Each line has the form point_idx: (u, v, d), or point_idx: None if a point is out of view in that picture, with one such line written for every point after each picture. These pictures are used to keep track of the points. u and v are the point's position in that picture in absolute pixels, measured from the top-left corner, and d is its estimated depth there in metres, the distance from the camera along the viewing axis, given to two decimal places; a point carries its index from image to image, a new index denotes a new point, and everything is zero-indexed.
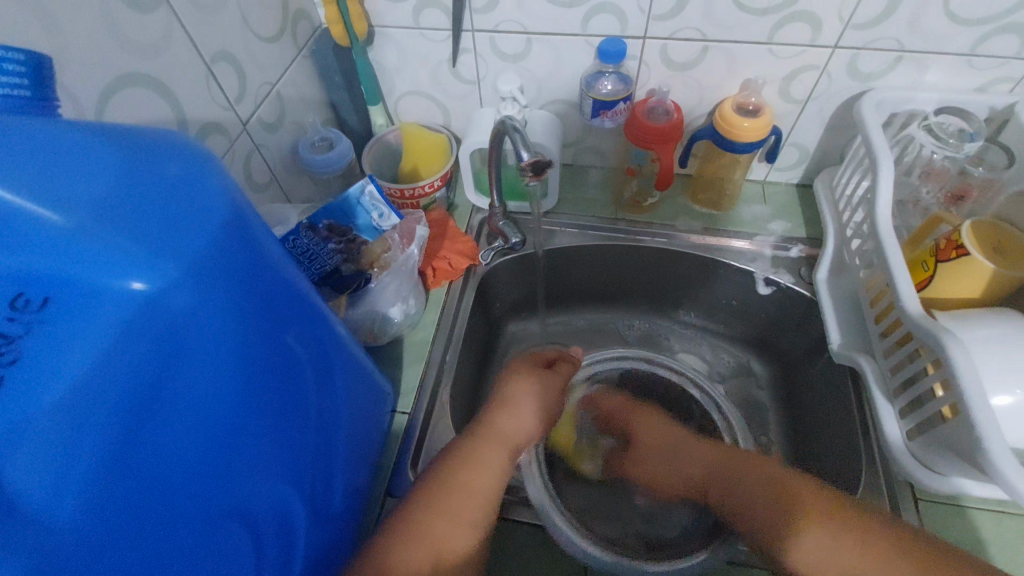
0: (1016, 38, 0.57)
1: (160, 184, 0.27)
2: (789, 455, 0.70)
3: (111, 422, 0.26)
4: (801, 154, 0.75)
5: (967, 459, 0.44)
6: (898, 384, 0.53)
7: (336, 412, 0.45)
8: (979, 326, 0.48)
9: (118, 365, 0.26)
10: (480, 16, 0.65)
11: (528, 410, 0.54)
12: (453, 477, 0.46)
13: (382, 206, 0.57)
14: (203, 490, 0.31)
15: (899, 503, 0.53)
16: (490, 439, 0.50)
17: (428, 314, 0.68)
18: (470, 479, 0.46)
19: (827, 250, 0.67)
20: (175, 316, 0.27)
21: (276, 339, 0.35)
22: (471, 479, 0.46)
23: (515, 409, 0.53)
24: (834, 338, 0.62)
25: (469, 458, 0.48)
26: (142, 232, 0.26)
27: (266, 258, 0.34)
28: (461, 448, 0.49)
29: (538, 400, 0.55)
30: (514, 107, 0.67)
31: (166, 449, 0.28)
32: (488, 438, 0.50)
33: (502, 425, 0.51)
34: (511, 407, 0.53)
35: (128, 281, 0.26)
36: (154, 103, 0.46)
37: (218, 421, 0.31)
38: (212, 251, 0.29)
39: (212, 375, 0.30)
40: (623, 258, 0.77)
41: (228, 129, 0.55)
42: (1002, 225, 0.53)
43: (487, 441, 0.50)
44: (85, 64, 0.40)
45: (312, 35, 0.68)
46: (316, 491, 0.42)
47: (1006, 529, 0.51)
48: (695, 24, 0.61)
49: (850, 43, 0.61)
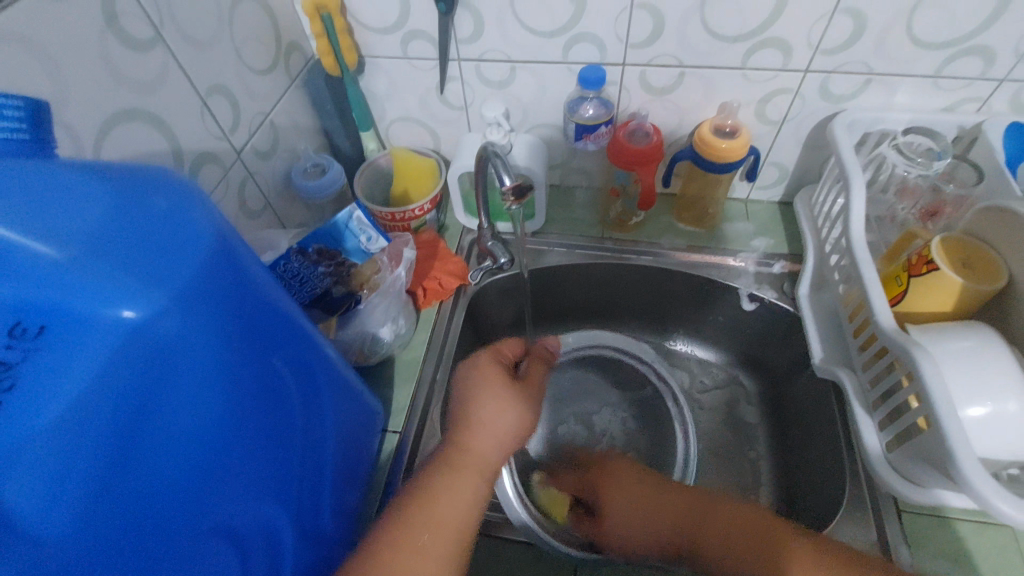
0: (977, 61, 0.60)
1: (149, 217, 0.29)
2: (778, 469, 0.71)
3: (101, 444, 0.27)
4: (780, 173, 0.77)
5: (943, 470, 0.45)
6: (877, 396, 0.54)
7: (325, 433, 0.46)
8: (949, 339, 0.49)
9: (108, 390, 0.27)
10: (465, 46, 0.67)
11: (492, 433, 0.51)
12: (426, 511, 0.45)
13: (369, 230, 0.59)
14: (190, 511, 0.31)
15: (881, 514, 0.54)
16: (466, 469, 0.49)
17: (418, 334, 0.70)
18: (446, 512, 0.45)
19: (808, 265, 0.69)
20: (163, 341, 0.29)
21: (261, 362, 0.36)
22: (446, 513, 0.45)
23: (492, 432, 0.51)
24: (816, 352, 0.63)
25: (443, 490, 0.46)
26: (133, 263, 0.27)
27: (252, 283, 0.35)
28: (434, 479, 0.47)
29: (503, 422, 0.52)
30: (499, 132, 0.69)
31: (153, 471, 0.29)
32: (463, 468, 0.49)
33: (466, 454, 0.49)
34: (475, 433, 0.50)
35: (119, 309, 0.27)
36: (150, 137, 0.48)
37: (205, 443, 0.32)
38: (198, 279, 0.30)
39: (199, 398, 0.31)
40: (611, 276, 0.79)
41: (222, 158, 0.57)
42: (970, 241, 0.55)
43: (463, 470, 0.48)
44: (84, 102, 0.42)
45: (305, 66, 0.71)
46: (304, 510, 0.42)
47: (988, 540, 0.52)
48: (671, 51, 0.64)
49: (820, 67, 0.63)
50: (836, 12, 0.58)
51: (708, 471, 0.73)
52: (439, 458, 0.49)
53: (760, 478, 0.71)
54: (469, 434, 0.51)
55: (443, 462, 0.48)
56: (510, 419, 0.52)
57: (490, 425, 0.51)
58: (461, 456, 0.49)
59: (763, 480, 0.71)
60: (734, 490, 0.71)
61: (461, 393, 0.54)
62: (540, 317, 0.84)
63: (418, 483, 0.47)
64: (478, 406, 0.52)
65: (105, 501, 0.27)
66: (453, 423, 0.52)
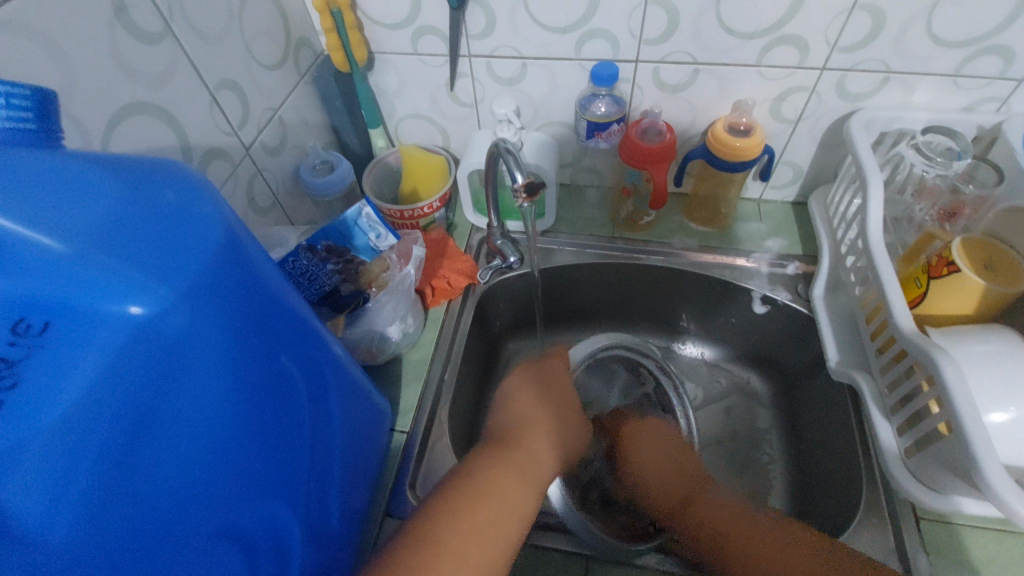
0: (999, 59, 0.58)
1: (157, 212, 0.28)
2: (790, 474, 0.69)
3: (107, 443, 0.26)
4: (795, 172, 0.75)
5: (966, 478, 0.43)
6: (896, 401, 0.53)
7: (332, 430, 0.45)
8: (969, 343, 0.48)
9: (114, 387, 0.26)
10: (477, 42, 0.66)
11: (545, 451, 0.50)
12: (487, 517, 0.42)
13: (379, 228, 0.58)
14: (196, 512, 0.31)
15: (898, 521, 0.53)
16: (527, 479, 0.47)
17: (426, 333, 0.69)
18: (507, 521, 0.43)
19: (822, 267, 0.68)
20: (171, 338, 0.28)
21: (272, 359, 0.36)
22: (509, 521, 0.42)
23: (551, 452, 0.51)
24: (831, 355, 0.62)
25: (505, 495, 0.44)
26: (142, 258, 0.27)
27: (261, 280, 0.34)
28: (497, 482, 0.45)
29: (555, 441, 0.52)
30: (509, 129, 0.68)
31: (160, 470, 0.29)
32: (528, 477, 0.47)
33: (521, 466, 0.48)
34: (531, 448, 0.50)
35: (126, 305, 0.26)
36: (159, 131, 0.48)
37: (213, 440, 0.31)
38: (206, 275, 0.29)
39: (207, 395, 0.31)
40: (623, 277, 0.78)
41: (231, 153, 0.56)
42: (991, 241, 0.53)
43: (525, 480, 0.46)
44: (92, 95, 0.41)
45: (314, 62, 0.70)
46: (311, 510, 0.41)
47: (1008, 549, 0.50)
48: (685, 48, 0.63)
49: (838, 65, 0.62)
50: (855, 8, 0.57)
51: (717, 475, 0.72)
52: (502, 461, 0.47)
53: (772, 484, 0.69)
54: (531, 447, 0.50)
55: (505, 466, 0.47)
56: (563, 447, 0.53)
57: (550, 447, 0.51)
58: (523, 465, 0.48)
59: (775, 485, 0.69)
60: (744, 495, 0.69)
61: (519, 411, 0.54)
62: (549, 318, 0.83)
63: (476, 483, 0.44)
64: (542, 426, 0.53)
65: (110, 500, 0.26)
66: (512, 436, 0.51)
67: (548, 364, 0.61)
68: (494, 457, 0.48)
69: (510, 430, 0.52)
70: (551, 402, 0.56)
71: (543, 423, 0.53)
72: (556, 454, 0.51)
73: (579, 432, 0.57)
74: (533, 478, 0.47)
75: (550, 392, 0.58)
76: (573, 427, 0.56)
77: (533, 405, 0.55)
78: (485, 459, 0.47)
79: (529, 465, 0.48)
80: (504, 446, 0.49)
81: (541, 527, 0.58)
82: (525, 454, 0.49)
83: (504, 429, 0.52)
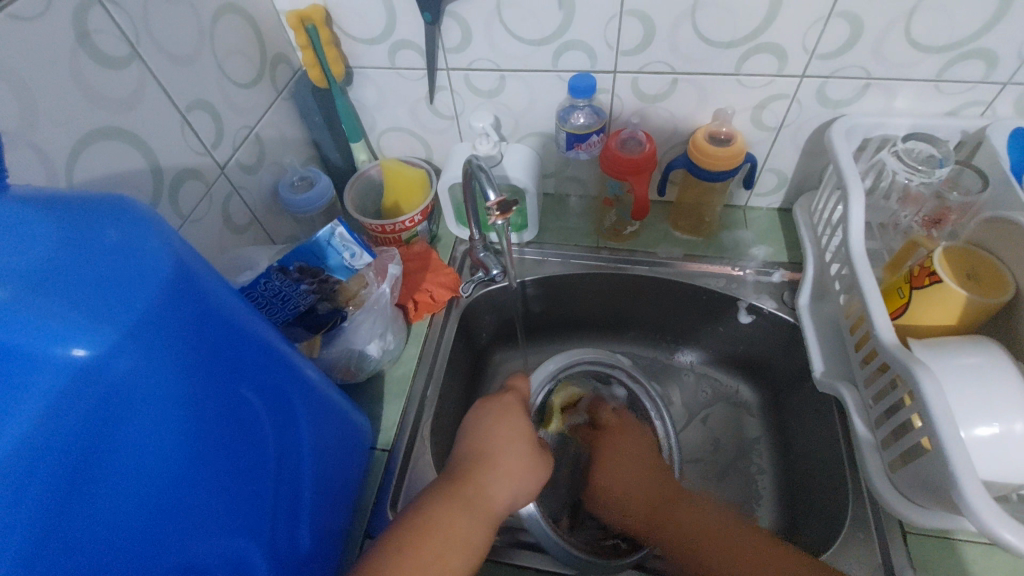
0: (981, 63, 0.57)
1: (98, 252, 0.27)
2: (781, 486, 0.68)
3: (48, 492, 0.25)
4: (779, 178, 0.75)
5: (944, 493, 0.43)
6: (880, 414, 0.52)
7: (301, 455, 0.44)
8: (952, 355, 0.47)
9: (56, 432, 0.26)
10: (453, 56, 0.66)
11: (500, 476, 0.52)
12: (432, 554, 0.43)
13: (353, 247, 0.57)
14: (150, 554, 0.30)
15: (885, 535, 0.52)
16: (477, 514, 0.48)
17: (409, 348, 0.68)
18: (451, 555, 0.44)
19: (807, 275, 0.67)
20: (118, 377, 0.28)
21: (230, 392, 0.35)
22: (455, 556, 0.44)
23: (508, 485, 0.52)
24: (817, 365, 0.61)
25: (453, 532, 0.45)
26: (82, 298, 0.26)
27: (216, 312, 0.34)
28: (445, 514, 0.46)
29: (514, 464, 0.53)
30: (487, 142, 0.68)
31: (109, 514, 0.28)
32: (476, 506, 0.48)
33: (471, 490, 0.49)
34: (487, 470, 0.51)
35: (68, 348, 0.26)
36: (129, 156, 0.47)
37: (165, 479, 0.31)
38: (153, 312, 0.29)
39: (157, 432, 0.30)
40: (608, 286, 0.77)
41: (205, 173, 0.56)
42: (974, 250, 0.53)
43: (474, 515, 0.47)
44: (55, 124, 0.41)
45: (292, 78, 0.70)
46: (278, 537, 0.41)
47: (998, 563, 0.50)
48: (663, 58, 0.63)
49: (816, 72, 0.61)
50: (832, 15, 0.56)
51: (705, 486, 0.71)
52: (452, 491, 0.48)
53: (761, 494, 0.69)
54: (484, 473, 0.51)
55: (457, 502, 0.47)
56: (521, 471, 0.53)
57: (507, 479, 0.52)
58: (474, 501, 0.48)
59: (764, 496, 0.68)
60: (733, 506, 0.69)
61: (481, 439, 0.54)
62: (537, 329, 0.83)
63: (425, 516, 0.45)
64: (498, 449, 0.53)
65: (54, 549, 0.25)
66: (469, 467, 0.51)
67: (510, 393, 0.60)
68: (445, 491, 0.48)
69: (470, 460, 0.52)
70: (514, 429, 0.56)
71: (500, 445, 0.54)
72: (513, 478, 0.52)
73: (542, 455, 0.57)
74: (483, 503, 0.49)
75: (510, 412, 0.58)
76: (538, 454, 0.56)
77: (491, 425, 0.56)
78: (437, 489, 0.49)
79: (480, 488, 0.50)
80: (459, 471, 0.51)
81: (524, 546, 0.58)
82: (477, 482, 0.50)
83: (462, 458, 0.53)
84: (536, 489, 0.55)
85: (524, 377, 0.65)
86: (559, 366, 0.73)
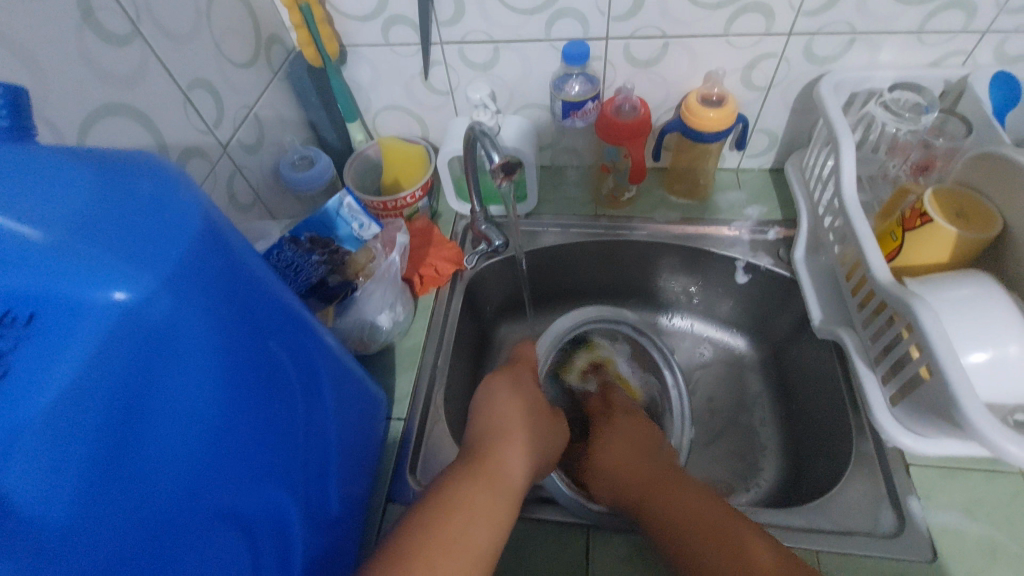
0: (961, 13, 0.59)
1: (133, 199, 0.28)
2: (784, 434, 0.70)
3: (99, 431, 0.26)
4: (770, 139, 0.77)
5: (946, 417, 0.45)
6: (879, 352, 0.54)
7: (327, 416, 0.45)
8: (948, 289, 0.49)
9: (103, 372, 0.26)
10: (447, 29, 0.67)
11: (514, 452, 0.52)
12: (457, 529, 0.43)
13: (361, 217, 0.60)
14: (196, 497, 0.31)
15: (889, 468, 0.54)
16: (501, 494, 0.47)
17: (417, 321, 0.69)
18: (476, 531, 0.43)
19: (803, 229, 0.69)
20: (158, 322, 0.29)
21: (260, 346, 0.36)
22: (480, 531, 0.43)
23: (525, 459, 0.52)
24: (815, 314, 0.63)
25: (475, 506, 0.45)
26: (121, 245, 0.27)
27: (245, 269, 0.35)
28: (465, 493, 0.46)
29: (527, 441, 0.54)
30: (486, 113, 0.68)
31: (155, 455, 0.29)
32: (495, 484, 0.48)
33: (489, 468, 0.49)
34: (502, 445, 0.52)
35: (110, 292, 0.27)
36: (135, 132, 0.48)
37: (205, 426, 0.32)
38: (188, 262, 0.30)
39: (197, 379, 0.31)
40: (608, 253, 0.78)
41: (208, 152, 0.57)
42: (962, 191, 0.55)
43: (498, 493, 0.47)
44: (65, 100, 0.41)
45: (287, 58, 0.70)
46: (309, 493, 0.42)
47: (995, 488, 0.52)
48: (654, 22, 0.64)
49: (803, 29, 0.63)
50: None
51: (712, 441, 0.73)
52: (467, 473, 0.48)
53: (766, 446, 0.71)
54: (499, 455, 0.51)
55: (476, 479, 0.47)
56: (532, 448, 0.54)
57: (523, 455, 0.52)
58: (495, 478, 0.48)
59: (769, 447, 0.70)
60: (738, 457, 0.71)
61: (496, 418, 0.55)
62: (540, 298, 0.84)
63: (445, 498, 0.45)
64: (508, 431, 0.54)
65: (107, 486, 0.26)
66: (484, 447, 0.52)
67: (509, 373, 0.61)
68: (467, 470, 0.48)
69: (483, 441, 0.52)
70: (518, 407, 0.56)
71: (511, 425, 0.54)
72: (528, 453, 0.52)
73: (547, 433, 0.57)
74: (501, 479, 0.49)
75: (509, 393, 0.58)
76: (544, 431, 0.57)
77: (492, 408, 0.56)
78: (454, 472, 0.49)
79: (497, 463, 0.50)
80: (475, 451, 0.51)
81: (542, 500, 0.59)
82: (494, 462, 0.50)
83: (479, 438, 0.53)
84: (546, 459, 0.56)
85: (530, 351, 0.66)
86: (565, 327, 0.75)
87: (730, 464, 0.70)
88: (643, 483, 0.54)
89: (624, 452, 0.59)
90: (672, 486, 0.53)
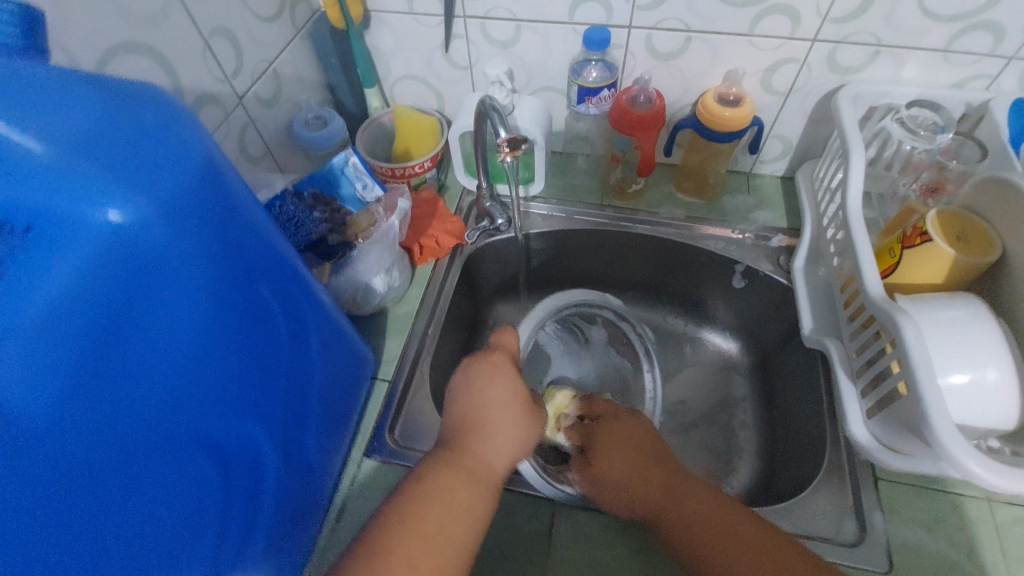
0: (988, 36, 0.58)
1: (137, 129, 0.29)
2: (762, 438, 0.71)
3: (82, 345, 0.28)
4: (784, 146, 0.76)
5: (917, 433, 0.45)
6: (861, 365, 0.54)
7: (310, 367, 0.47)
8: (937, 309, 0.49)
9: (89, 289, 0.28)
10: (471, 3, 0.67)
11: (492, 443, 0.52)
12: (435, 524, 0.44)
13: (364, 178, 0.62)
14: (172, 421, 0.32)
15: (858, 480, 0.55)
16: (476, 484, 0.49)
17: (412, 289, 0.71)
18: (453, 525, 0.45)
19: (805, 238, 0.68)
20: (150, 248, 0.30)
21: (249, 288, 0.37)
22: (458, 524, 0.45)
23: (503, 451, 0.53)
24: (806, 323, 0.63)
25: (452, 497, 0.47)
26: (119, 170, 0.28)
27: (241, 211, 0.36)
28: (442, 484, 0.47)
29: (508, 429, 0.54)
30: (501, 90, 0.69)
31: (134, 376, 0.30)
32: (471, 476, 0.49)
33: (466, 458, 0.50)
34: (481, 433, 0.52)
35: (104, 212, 0.28)
36: (153, 73, 0.49)
37: (186, 355, 0.33)
38: (183, 196, 0.31)
39: (181, 309, 0.32)
40: (609, 242, 0.79)
41: (223, 100, 0.57)
42: (964, 213, 0.54)
43: (474, 486, 0.49)
44: (86, 32, 0.42)
45: (311, 17, 0.71)
46: (286, 437, 0.44)
47: (962, 512, 0.52)
48: (679, 15, 0.63)
49: (828, 36, 0.62)
50: None
51: (691, 438, 0.74)
52: (448, 464, 0.49)
53: (744, 448, 0.71)
54: (476, 446, 0.52)
55: (454, 469, 0.49)
56: (513, 432, 0.54)
57: (503, 444, 0.53)
58: (473, 471, 0.50)
59: (746, 449, 0.71)
60: (714, 456, 0.71)
61: (477, 406, 0.55)
62: (537, 281, 0.84)
63: (423, 489, 0.47)
64: (488, 421, 0.54)
65: (85, 399, 0.28)
66: (462, 435, 0.52)
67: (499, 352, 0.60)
68: (446, 460, 0.49)
69: (460, 428, 0.53)
70: (502, 389, 0.56)
71: (492, 415, 0.54)
72: (507, 441, 0.53)
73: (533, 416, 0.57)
74: (477, 469, 0.50)
75: (490, 375, 0.57)
76: (528, 415, 0.56)
77: (469, 391, 0.56)
78: (433, 459, 0.50)
79: (473, 451, 0.51)
80: (454, 438, 0.52)
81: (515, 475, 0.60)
82: (472, 454, 0.51)
83: (458, 424, 0.54)
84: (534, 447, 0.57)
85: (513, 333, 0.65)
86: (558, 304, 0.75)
87: (705, 463, 0.71)
88: (647, 481, 0.52)
89: (624, 445, 0.56)
90: (677, 489, 0.51)
